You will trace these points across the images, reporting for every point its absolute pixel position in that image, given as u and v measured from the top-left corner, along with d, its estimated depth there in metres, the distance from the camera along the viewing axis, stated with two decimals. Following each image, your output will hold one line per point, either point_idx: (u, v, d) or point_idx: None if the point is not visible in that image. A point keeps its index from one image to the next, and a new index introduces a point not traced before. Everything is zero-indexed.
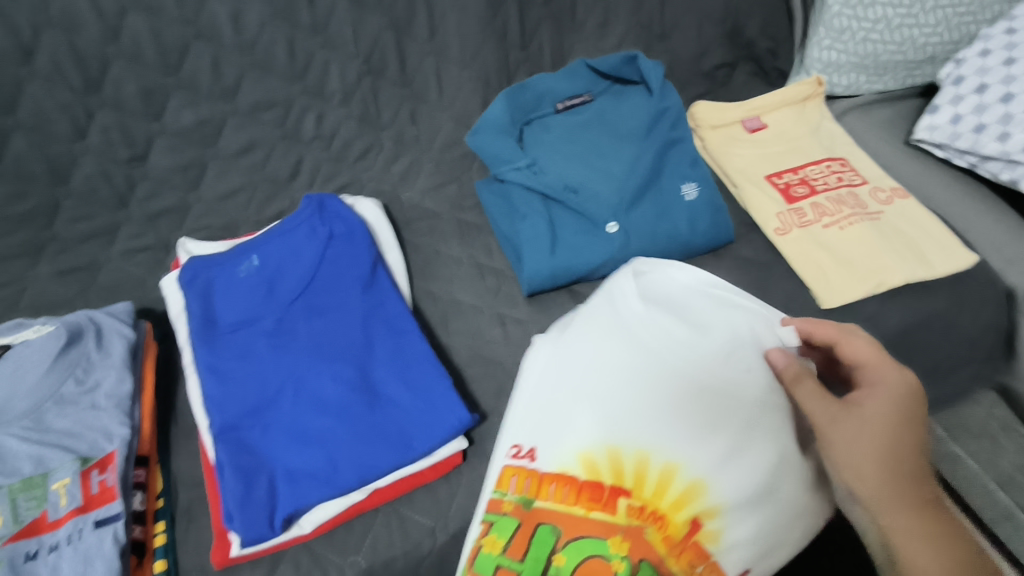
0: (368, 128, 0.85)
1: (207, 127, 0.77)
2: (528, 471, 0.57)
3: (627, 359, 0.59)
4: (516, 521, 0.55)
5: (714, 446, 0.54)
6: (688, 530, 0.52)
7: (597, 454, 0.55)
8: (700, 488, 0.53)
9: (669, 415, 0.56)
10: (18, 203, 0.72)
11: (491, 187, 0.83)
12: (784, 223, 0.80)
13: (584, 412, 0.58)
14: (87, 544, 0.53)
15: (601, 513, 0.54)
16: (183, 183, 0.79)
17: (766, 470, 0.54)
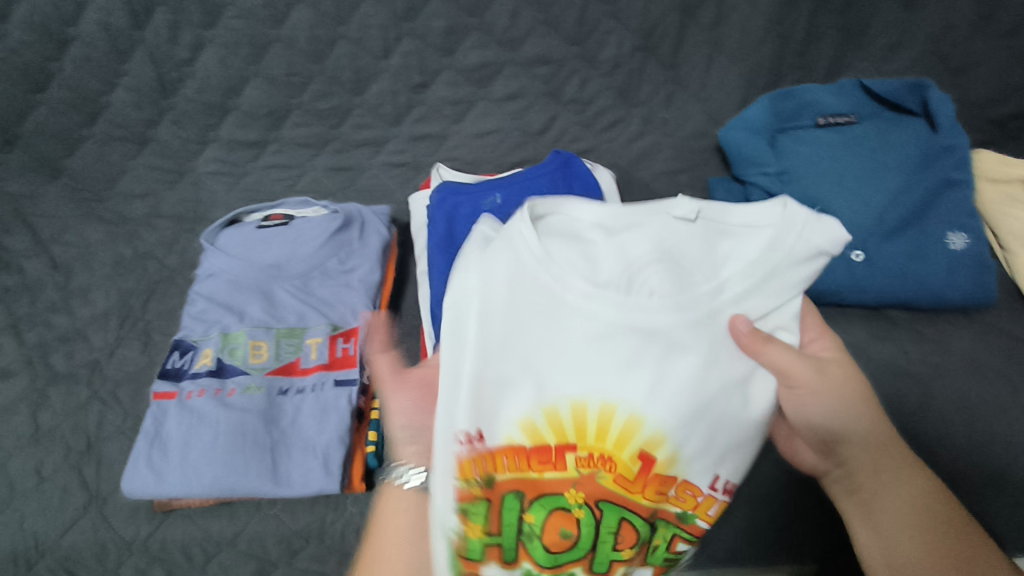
0: (623, 102, 0.87)
1: (484, 70, 0.83)
2: (481, 454, 0.47)
3: (520, 305, 0.47)
4: (485, 501, 0.47)
5: (638, 374, 0.44)
6: (641, 468, 0.45)
7: (530, 418, 0.46)
8: (638, 422, 0.44)
9: (580, 366, 0.45)
10: (321, 103, 0.84)
11: (727, 186, 0.84)
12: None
13: (504, 380, 0.47)
14: (326, 397, 0.62)
15: (553, 472, 0.46)
16: (449, 116, 0.87)
17: (710, 377, 0.44)
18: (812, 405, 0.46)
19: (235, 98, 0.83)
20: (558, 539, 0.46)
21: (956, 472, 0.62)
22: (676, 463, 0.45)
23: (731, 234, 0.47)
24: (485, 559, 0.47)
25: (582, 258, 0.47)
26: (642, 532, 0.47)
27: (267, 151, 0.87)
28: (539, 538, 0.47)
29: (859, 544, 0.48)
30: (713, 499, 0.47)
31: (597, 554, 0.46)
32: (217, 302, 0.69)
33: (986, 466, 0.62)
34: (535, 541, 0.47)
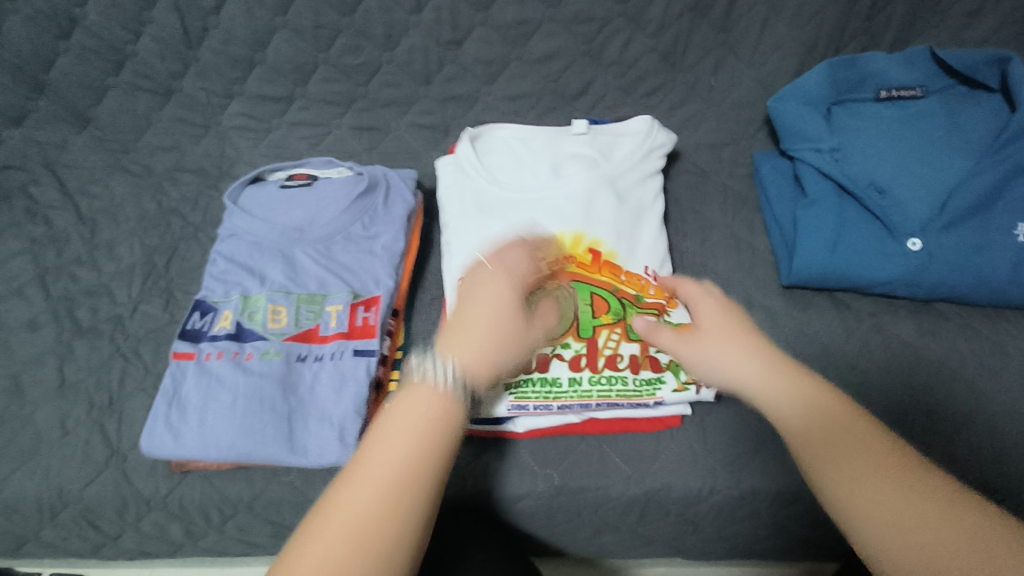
0: (667, 67, 0.81)
1: (521, 29, 0.78)
2: None
3: (478, 198, 0.70)
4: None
5: (580, 207, 0.67)
6: (591, 260, 0.63)
7: (534, 240, 0.65)
8: (582, 237, 0.65)
9: (558, 207, 0.67)
10: (349, 59, 0.80)
11: (775, 161, 0.79)
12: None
13: (493, 224, 0.67)
14: (344, 366, 0.60)
15: None
16: (480, 76, 0.82)
17: (621, 203, 0.68)
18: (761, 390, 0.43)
19: (261, 52, 0.80)
20: None
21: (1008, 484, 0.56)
22: (614, 255, 0.64)
23: (610, 134, 0.75)
24: None
25: (530, 155, 0.74)
26: (615, 308, 0.60)
27: (294, 107, 0.85)
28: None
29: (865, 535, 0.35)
30: (651, 283, 0.64)
31: (582, 320, 0.59)
32: (238, 264, 0.68)
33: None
34: None
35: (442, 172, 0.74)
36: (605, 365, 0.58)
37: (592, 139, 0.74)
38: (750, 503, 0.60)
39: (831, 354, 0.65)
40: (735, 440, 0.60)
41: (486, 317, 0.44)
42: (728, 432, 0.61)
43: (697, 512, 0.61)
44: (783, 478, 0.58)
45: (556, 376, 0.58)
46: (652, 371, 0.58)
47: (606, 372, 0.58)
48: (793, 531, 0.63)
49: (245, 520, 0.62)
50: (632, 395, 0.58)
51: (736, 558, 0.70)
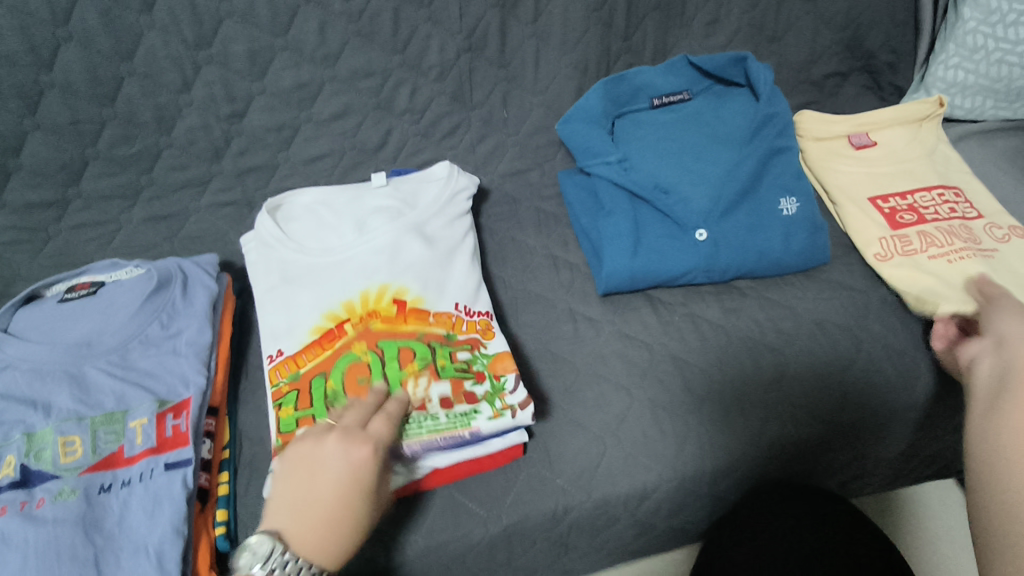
0: (459, 106, 0.84)
1: (304, 91, 0.77)
2: (287, 359, 0.61)
3: (284, 269, 0.68)
4: (295, 392, 0.58)
5: (385, 258, 0.67)
6: (397, 310, 0.64)
7: (339, 300, 0.64)
8: (388, 287, 0.65)
9: (363, 262, 0.67)
10: (123, 149, 0.75)
11: (575, 178, 0.82)
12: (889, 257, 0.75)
13: (299, 292, 0.66)
14: (157, 485, 0.55)
15: (340, 341, 0.61)
16: (274, 143, 0.80)
17: (429, 246, 0.69)
18: None
19: (15, 157, 0.72)
20: (359, 380, 0.58)
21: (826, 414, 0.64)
22: (422, 300, 0.65)
23: (411, 181, 0.76)
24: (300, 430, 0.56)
25: (330, 214, 0.73)
26: (423, 354, 0.60)
27: (72, 209, 0.77)
28: (342, 393, 0.57)
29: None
30: (462, 321, 0.65)
31: (390, 376, 0.58)
32: (15, 399, 0.59)
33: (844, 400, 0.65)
34: (340, 394, 0.57)
35: (245, 251, 0.72)
36: (413, 409, 0.57)
37: (393, 189, 0.75)
38: (606, 512, 0.61)
39: (652, 350, 0.69)
40: (580, 455, 0.61)
41: (323, 493, 0.46)
42: (572, 449, 0.62)
43: (562, 533, 0.61)
44: (627, 481, 0.60)
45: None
46: (466, 403, 0.59)
47: (414, 414, 0.57)
48: (656, 524, 0.65)
49: None
50: (447, 429, 0.57)
51: (614, 565, 0.70)
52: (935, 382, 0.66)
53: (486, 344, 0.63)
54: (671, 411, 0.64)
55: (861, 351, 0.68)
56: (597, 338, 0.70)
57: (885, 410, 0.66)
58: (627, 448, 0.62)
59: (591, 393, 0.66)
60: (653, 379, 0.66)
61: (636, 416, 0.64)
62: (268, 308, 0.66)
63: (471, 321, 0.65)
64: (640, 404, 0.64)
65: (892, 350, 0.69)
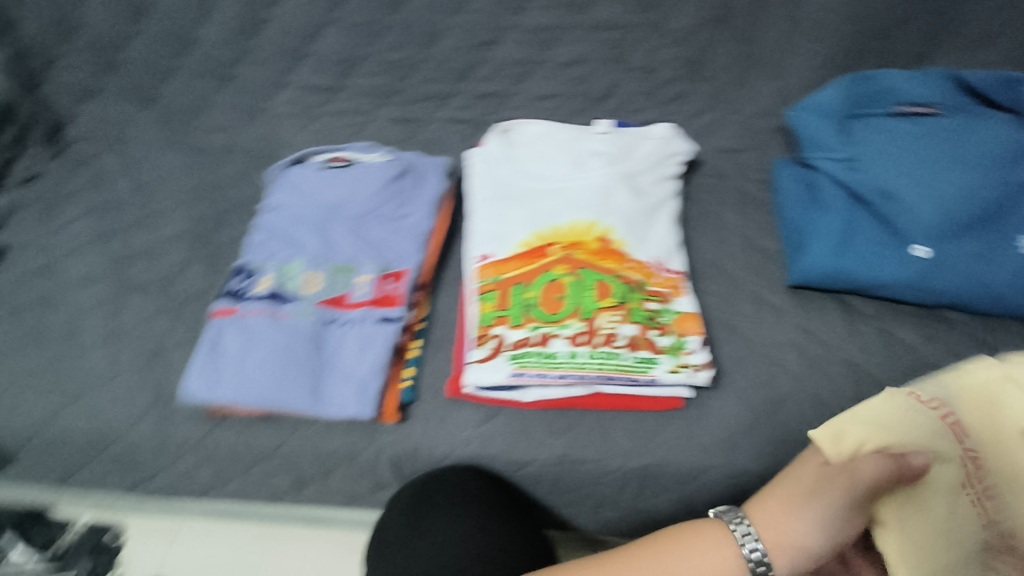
0: (689, 74, 0.86)
1: (550, 33, 0.83)
2: (491, 264, 0.69)
3: (501, 188, 0.75)
4: (496, 292, 0.67)
5: (596, 199, 0.72)
6: (598, 247, 0.68)
7: (548, 225, 0.71)
8: (595, 226, 0.70)
9: (575, 198, 0.72)
10: (390, 54, 0.87)
11: (792, 169, 0.80)
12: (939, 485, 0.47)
13: (510, 210, 0.73)
14: (369, 331, 0.66)
15: (543, 260, 0.68)
16: (513, 76, 0.87)
17: (636, 197, 0.73)
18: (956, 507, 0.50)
19: (311, 44, 0.86)
20: (554, 300, 0.65)
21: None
22: (623, 243, 0.69)
23: (631, 134, 0.80)
24: (496, 326, 0.65)
25: (551, 147, 0.78)
26: (618, 292, 0.64)
27: (338, 96, 0.90)
28: (537, 304, 0.65)
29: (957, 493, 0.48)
30: (655, 273, 0.68)
31: (582, 304, 0.64)
32: (278, 235, 0.73)
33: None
34: (535, 305, 0.65)
35: (467, 163, 0.79)
36: (601, 340, 0.62)
37: (612, 135, 0.80)
38: (745, 485, 0.62)
39: (830, 350, 0.68)
40: (734, 424, 0.63)
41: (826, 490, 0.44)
42: (727, 417, 0.63)
43: (696, 492, 0.63)
44: (772, 462, 0.61)
45: (555, 350, 0.62)
46: (650, 351, 0.63)
47: (602, 348, 0.62)
48: None
49: (268, 468, 0.68)
50: (628, 368, 0.62)
51: None
52: None
53: (672, 300, 0.66)
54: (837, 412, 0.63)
55: None
56: (776, 325, 0.70)
57: None
58: (782, 433, 0.62)
59: (757, 372, 0.66)
60: (825, 377, 0.65)
61: (799, 407, 0.63)
62: (480, 216, 0.73)
63: (663, 276, 0.68)
64: (806, 397, 0.64)
65: None
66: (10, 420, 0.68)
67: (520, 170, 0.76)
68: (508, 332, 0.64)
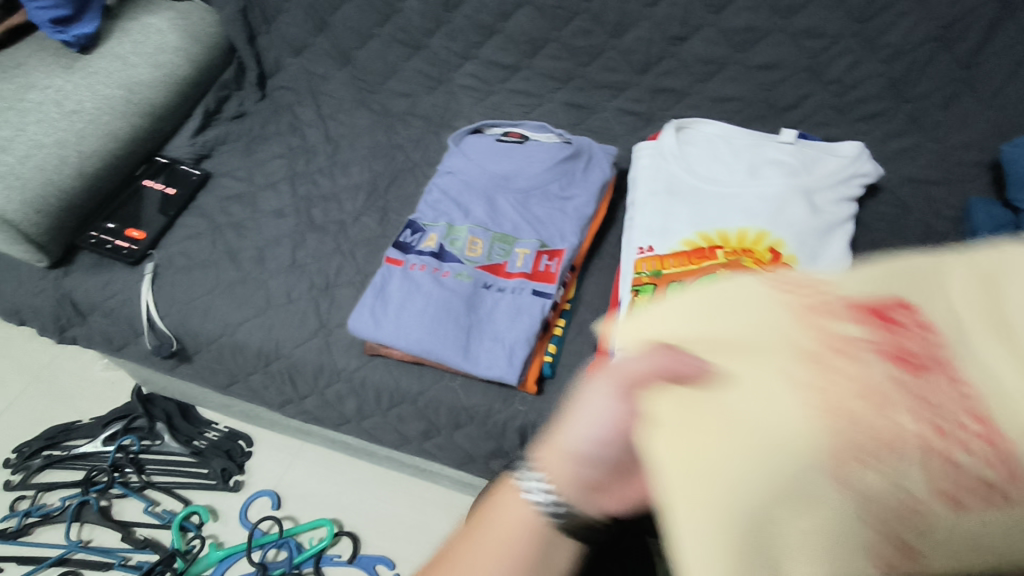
0: (891, 95, 0.80)
1: (748, 35, 0.80)
2: (652, 257, 0.69)
3: (670, 184, 0.74)
4: (653, 285, 0.66)
5: (773, 208, 0.69)
6: (769, 259, 0.65)
7: (717, 227, 0.69)
8: (767, 236, 0.67)
9: (749, 205, 0.70)
10: (578, 40, 0.88)
11: (991, 209, 0.72)
12: (855, 406, 0.25)
13: (678, 206, 0.72)
14: (522, 301, 0.68)
15: (707, 261, 0.66)
16: (697, 74, 0.86)
17: (815, 213, 0.69)
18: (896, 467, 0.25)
19: (504, 22, 0.89)
20: None
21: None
22: (796, 259, 0.65)
23: (815, 148, 0.76)
24: None
25: (728, 150, 0.76)
26: None
27: (518, 75, 0.94)
28: None
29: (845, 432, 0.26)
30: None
31: None
32: (449, 197, 0.78)
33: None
34: None
35: (638, 155, 0.80)
36: None
37: (794, 146, 0.76)
38: None
39: None
40: None
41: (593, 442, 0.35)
42: None
43: None
44: None
45: None
46: None
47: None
48: None
49: (405, 410, 0.72)
50: None
51: None
52: None
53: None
54: None
55: None
56: None
57: None
58: None
59: None
60: None
61: None
62: (647, 208, 0.73)
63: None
64: None
65: None
66: (201, 323, 0.78)
67: (695, 168, 0.75)
68: None
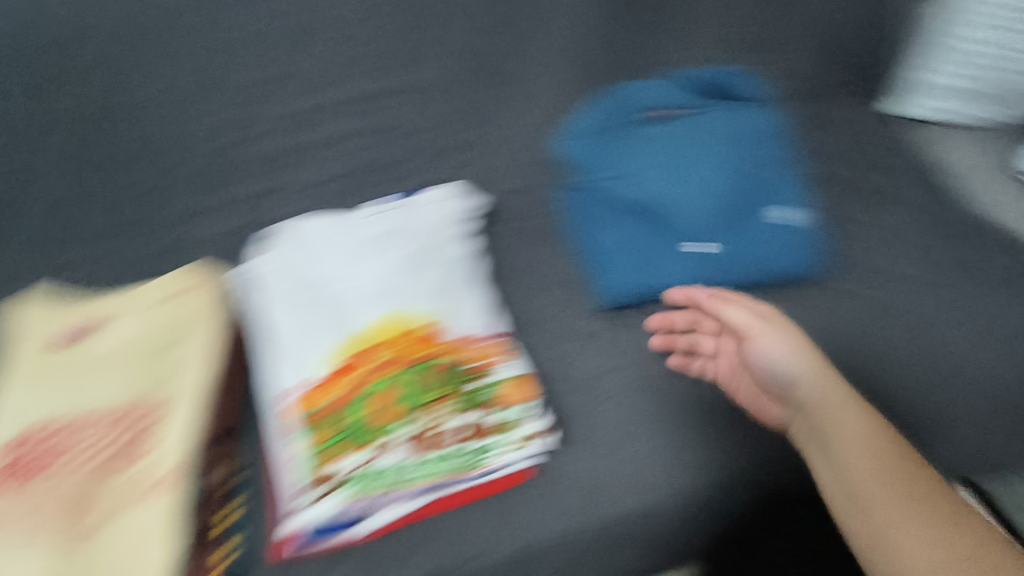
0: (463, 122, 0.83)
1: (308, 114, 0.80)
2: (306, 391, 0.62)
3: (287, 295, 0.67)
4: (317, 422, 0.60)
5: (400, 279, 0.68)
6: (412, 336, 0.65)
7: (359, 324, 0.65)
8: (406, 310, 0.66)
9: (377, 288, 0.68)
10: (122, 176, 0.76)
11: (584, 197, 0.80)
12: (53, 506, 0.56)
13: (310, 319, 0.66)
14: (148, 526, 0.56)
15: (359, 371, 0.62)
16: (277, 170, 0.78)
17: (436, 266, 0.70)
18: (833, 427, 0.50)
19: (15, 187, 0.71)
20: (383, 410, 0.60)
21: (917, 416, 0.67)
22: (439, 320, 0.66)
23: (405, 202, 0.77)
24: (331, 458, 0.58)
25: (333, 235, 0.72)
26: (444, 378, 0.63)
27: (69, 246, 0.74)
28: (366, 420, 0.60)
29: (820, 478, 0.51)
30: (477, 341, 0.67)
31: (412, 403, 0.61)
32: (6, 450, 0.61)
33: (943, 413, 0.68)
34: (366, 421, 0.60)
35: (237, 279, 0.70)
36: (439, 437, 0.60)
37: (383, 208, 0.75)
38: (621, 537, 0.61)
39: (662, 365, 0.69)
40: (589, 476, 0.62)
41: None
42: (582, 472, 0.62)
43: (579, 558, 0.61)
44: (637, 501, 0.61)
45: (393, 463, 0.59)
46: (487, 433, 0.61)
47: (439, 450, 0.60)
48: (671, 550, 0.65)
49: None
50: (471, 458, 0.60)
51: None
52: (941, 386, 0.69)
53: (495, 371, 0.64)
54: (683, 428, 0.65)
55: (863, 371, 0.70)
56: (610, 355, 0.70)
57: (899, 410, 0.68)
58: (638, 466, 0.63)
59: (602, 414, 0.66)
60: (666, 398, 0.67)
61: (646, 434, 0.65)
62: (280, 337, 0.65)
63: (484, 346, 0.66)
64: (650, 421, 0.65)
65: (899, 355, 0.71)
66: None
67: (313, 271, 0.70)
68: (345, 459, 0.58)
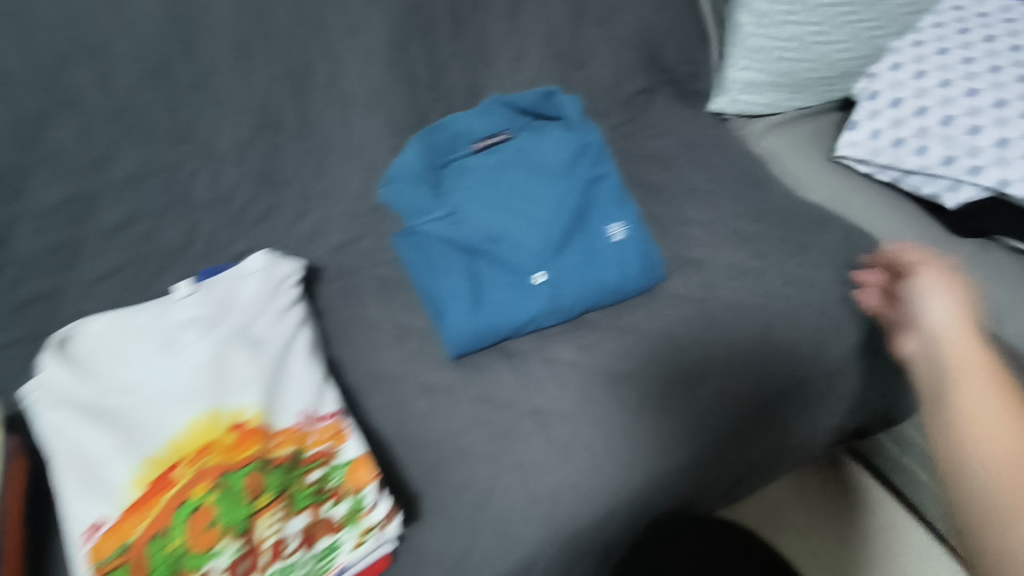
0: (268, 187, 0.78)
1: (75, 206, 0.67)
2: (109, 529, 0.53)
3: (76, 421, 0.58)
4: (124, 565, 0.52)
5: (213, 376, 0.61)
6: (233, 439, 0.58)
7: (169, 437, 0.58)
8: (222, 411, 0.60)
9: (187, 390, 0.61)
10: None
11: (415, 243, 0.75)
12: None
13: (109, 441, 0.57)
14: None
15: (172, 492, 0.55)
16: (52, 268, 0.68)
17: (256, 352, 0.64)
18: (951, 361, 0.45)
19: None
20: (202, 534, 0.53)
21: (757, 407, 0.71)
22: (260, 415, 0.60)
23: (217, 283, 0.69)
24: None
25: (134, 338, 0.64)
26: (273, 482, 0.56)
27: None
28: (182, 551, 0.52)
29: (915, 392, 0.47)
30: (310, 429, 0.61)
31: (234, 519, 0.53)
32: None
33: (773, 391, 0.72)
34: (181, 552, 0.52)
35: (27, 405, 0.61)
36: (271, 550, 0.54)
37: (191, 295, 0.67)
38: None
39: (513, 408, 0.68)
40: (450, 545, 0.60)
41: None
42: (442, 542, 0.60)
43: None
44: (505, 559, 0.59)
45: None
46: (328, 534, 0.57)
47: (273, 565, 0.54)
48: None
49: None
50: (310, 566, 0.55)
51: None
52: (778, 372, 0.72)
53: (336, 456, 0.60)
54: (541, 472, 0.64)
55: (710, 373, 0.71)
56: (459, 407, 0.68)
57: (744, 402, 0.70)
58: (501, 521, 0.61)
59: (457, 473, 0.63)
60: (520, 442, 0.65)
61: (505, 484, 0.63)
62: (73, 470, 0.56)
63: (319, 429, 0.61)
64: (508, 471, 0.64)
65: (740, 349, 0.73)
66: None
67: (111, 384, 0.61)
68: None
